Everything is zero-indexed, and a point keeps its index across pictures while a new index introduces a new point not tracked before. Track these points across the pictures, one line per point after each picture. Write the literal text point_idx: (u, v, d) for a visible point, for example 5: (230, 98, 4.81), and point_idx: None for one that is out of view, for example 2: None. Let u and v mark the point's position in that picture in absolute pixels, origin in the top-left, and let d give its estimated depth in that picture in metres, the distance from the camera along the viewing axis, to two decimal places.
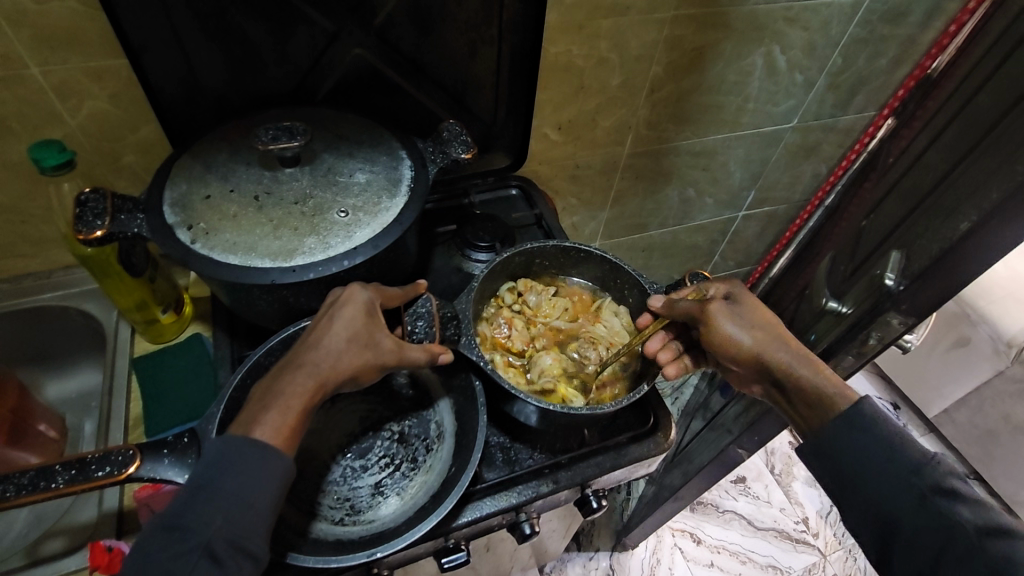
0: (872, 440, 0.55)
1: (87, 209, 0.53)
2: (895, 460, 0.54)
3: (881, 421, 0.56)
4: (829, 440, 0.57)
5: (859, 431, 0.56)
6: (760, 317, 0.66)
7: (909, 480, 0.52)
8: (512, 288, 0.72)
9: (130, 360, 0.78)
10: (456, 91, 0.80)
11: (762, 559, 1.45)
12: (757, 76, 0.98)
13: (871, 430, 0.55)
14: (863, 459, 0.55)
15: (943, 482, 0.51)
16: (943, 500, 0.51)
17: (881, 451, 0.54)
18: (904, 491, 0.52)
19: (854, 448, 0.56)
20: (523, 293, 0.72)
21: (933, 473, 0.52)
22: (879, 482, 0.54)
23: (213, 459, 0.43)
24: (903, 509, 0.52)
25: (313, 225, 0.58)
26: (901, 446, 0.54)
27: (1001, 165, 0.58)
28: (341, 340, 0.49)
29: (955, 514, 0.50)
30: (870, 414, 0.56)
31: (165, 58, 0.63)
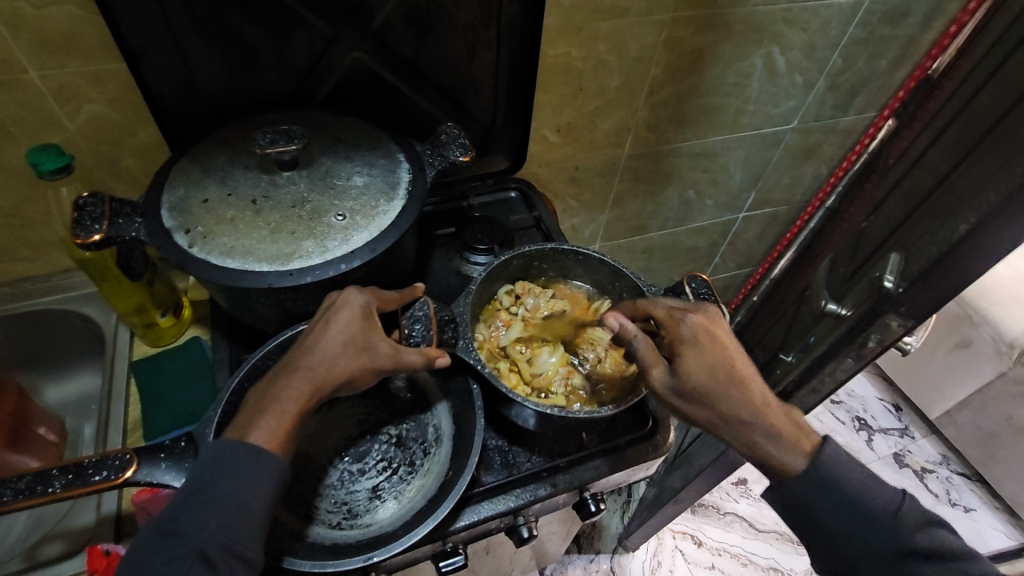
0: (832, 503, 0.57)
1: (85, 214, 0.53)
2: (862, 526, 0.56)
3: (836, 482, 0.57)
4: (792, 504, 0.59)
5: (830, 492, 0.57)
6: (709, 381, 0.59)
7: (875, 544, 0.56)
8: (507, 295, 0.72)
9: (129, 363, 0.78)
10: (454, 94, 0.80)
11: (763, 561, 1.45)
12: (757, 78, 0.98)
13: (829, 493, 0.57)
14: (829, 524, 0.57)
15: (909, 544, 0.54)
16: (911, 563, 0.54)
17: (843, 515, 0.57)
18: (870, 552, 0.56)
19: (817, 513, 0.58)
20: (521, 296, 0.72)
21: (905, 533, 0.55)
22: (849, 542, 0.57)
23: (209, 463, 0.43)
24: (873, 568, 0.56)
25: (311, 229, 0.58)
26: (863, 507, 0.56)
27: (1000, 166, 0.58)
28: (337, 344, 0.49)
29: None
30: (823, 476, 0.57)
31: (164, 62, 0.63)
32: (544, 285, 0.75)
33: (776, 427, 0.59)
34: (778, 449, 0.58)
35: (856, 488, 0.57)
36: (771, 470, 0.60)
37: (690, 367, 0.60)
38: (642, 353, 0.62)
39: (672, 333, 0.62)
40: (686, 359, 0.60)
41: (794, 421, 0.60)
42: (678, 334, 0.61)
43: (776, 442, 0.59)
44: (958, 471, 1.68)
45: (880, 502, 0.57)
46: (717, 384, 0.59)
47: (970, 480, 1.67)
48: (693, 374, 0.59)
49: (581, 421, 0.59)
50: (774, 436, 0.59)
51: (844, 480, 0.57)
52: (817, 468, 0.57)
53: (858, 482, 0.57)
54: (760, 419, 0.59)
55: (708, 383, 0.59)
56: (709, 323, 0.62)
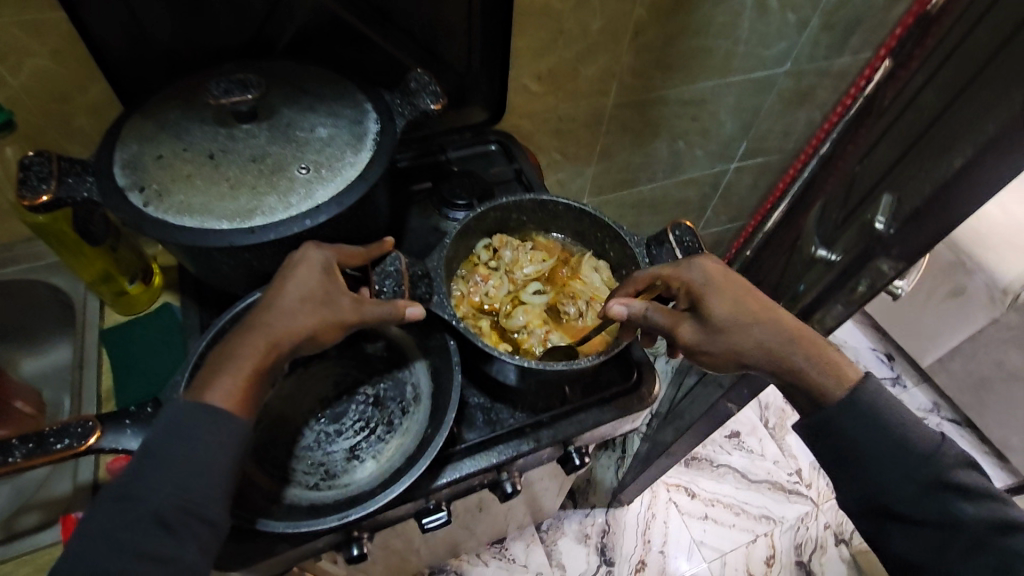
0: (876, 432, 0.53)
1: (31, 173, 0.51)
2: (906, 455, 0.52)
3: (882, 412, 0.53)
4: (827, 434, 0.55)
5: (862, 420, 0.54)
6: (733, 315, 0.57)
7: (915, 476, 0.52)
8: (487, 246, 0.69)
9: (100, 332, 0.76)
10: (425, 40, 0.75)
11: (755, 510, 1.47)
12: (747, 17, 0.93)
13: (876, 422, 0.53)
14: (869, 456, 0.53)
15: (953, 478, 0.51)
16: (953, 497, 0.50)
17: (889, 449, 0.53)
18: (907, 484, 0.52)
19: (857, 443, 0.54)
20: (498, 250, 0.69)
21: (943, 465, 0.51)
22: (886, 475, 0.53)
23: (166, 426, 0.42)
24: (907, 501, 0.52)
25: (273, 183, 0.55)
26: (909, 440, 0.53)
27: (999, 96, 0.55)
28: (295, 299, 0.46)
29: (960, 510, 0.50)
30: (869, 404, 0.54)
31: (106, 8, 0.59)
32: (523, 237, 0.72)
33: (811, 349, 0.56)
34: (821, 372, 0.55)
35: (901, 418, 0.54)
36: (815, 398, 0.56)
37: (716, 306, 0.57)
38: (657, 318, 0.58)
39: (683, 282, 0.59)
40: (709, 301, 0.57)
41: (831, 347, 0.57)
42: (693, 279, 0.59)
43: (815, 365, 0.56)
44: (948, 418, 1.70)
45: (925, 434, 0.53)
46: (744, 319, 0.57)
47: (960, 427, 1.68)
48: (719, 311, 0.57)
49: (561, 373, 0.57)
50: (810, 357, 0.56)
51: (890, 410, 0.54)
52: (860, 395, 0.54)
53: (905, 414, 0.54)
54: (794, 343, 0.56)
55: (738, 318, 0.57)
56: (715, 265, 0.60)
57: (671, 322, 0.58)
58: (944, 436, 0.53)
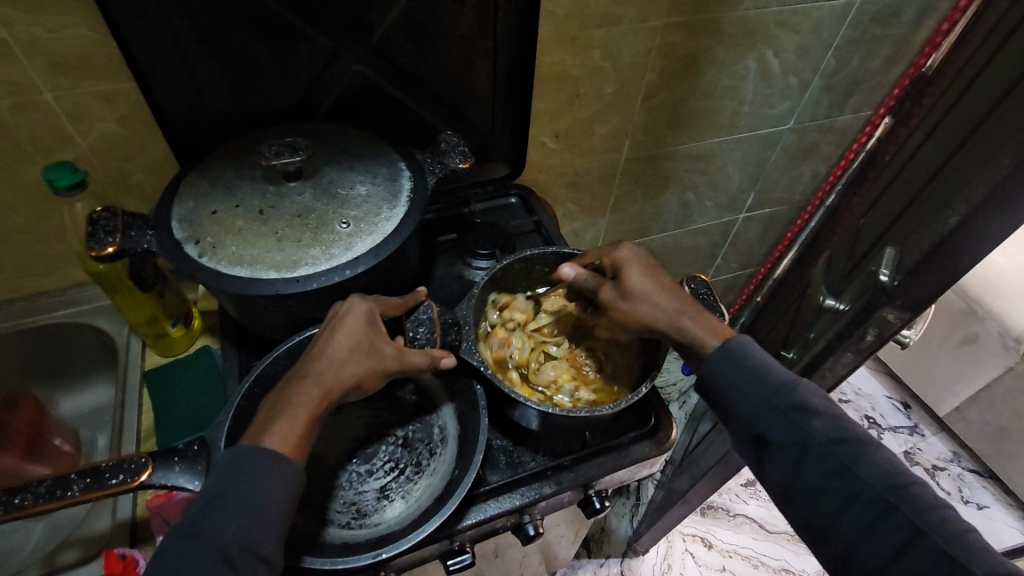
0: (738, 370, 0.57)
1: (99, 227, 0.55)
2: (762, 385, 0.56)
3: (746, 359, 0.58)
4: (703, 378, 0.59)
5: (729, 362, 0.58)
6: (647, 285, 0.63)
7: (772, 400, 0.55)
8: (496, 318, 0.73)
9: (141, 374, 0.80)
10: (454, 104, 0.82)
11: (775, 562, 1.44)
12: (751, 80, 0.99)
13: (738, 361, 0.58)
14: (733, 388, 0.57)
15: (801, 401, 0.55)
16: (800, 416, 0.54)
17: (748, 382, 0.57)
18: (764, 410, 0.55)
19: (722, 379, 0.58)
20: (508, 306, 0.73)
21: (796, 392, 0.55)
22: (749, 405, 0.56)
23: (227, 468, 0.45)
24: (766, 423, 0.55)
25: (317, 236, 0.60)
26: (767, 375, 0.56)
27: (988, 158, 0.59)
28: (343, 349, 0.51)
29: (808, 428, 0.53)
30: (736, 352, 0.58)
31: (172, 79, 0.66)
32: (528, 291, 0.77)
33: (699, 315, 0.61)
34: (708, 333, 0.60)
35: (762, 359, 0.58)
36: (694, 355, 0.61)
37: (633, 282, 0.63)
38: (588, 282, 0.66)
39: (609, 257, 0.65)
40: (623, 272, 0.64)
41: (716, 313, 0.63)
42: (614, 257, 0.64)
43: (700, 325, 0.61)
44: (969, 468, 1.68)
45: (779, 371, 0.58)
46: (649, 291, 0.62)
47: (981, 477, 1.66)
48: (632, 284, 0.63)
49: (583, 419, 0.60)
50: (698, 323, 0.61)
51: (754, 357, 0.58)
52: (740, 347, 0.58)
53: (766, 355, 0.58)
54: (689, 308, 0.61)
55: (645, 290, 0.62)
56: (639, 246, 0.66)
57: (594, 287, 0.66)
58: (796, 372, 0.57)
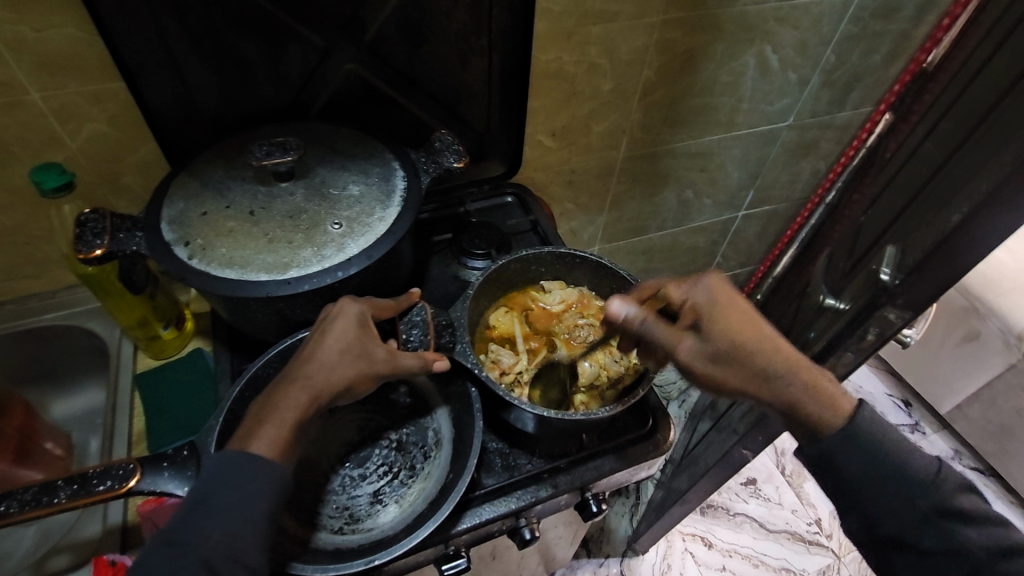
0: (875, 469, 0.54)
1: (87, 229, 0.54)
2: (905, 487, 0.54)
3: (877, 447, 0.55)
4: (827, 471, 0.56)
5: (861, 459, 0.55)
6: (739, 341, 0.58)
7: (917, 504, 0.53)
8: (506, 382, 0.67)
9: (133, 376, 0.80)
10: (448, 102, 0.81)
11: (775, 561, 1.43)
12: (750, 76, 0.98)
13: (874, 460, 0.54)
14: (866, 488, 0.55)
15: (952, 504, 0.53)
16: (956, 525, 0.52)
17: (882, 480, 0.54)
18: (908, 513, 0.54)
19: (852, 476, 0.55)
20: (501, 364, 0.68)
21: (943, 493, 0.53)
22: (892, 507, 0.54)
23: (214, 474, 0.45)
24: (911, 529, 0.54)
25: (309, 237, 0.59)
26: (907, 472, 0.54)
27: (990, 155, 0.58)
28: (334, 352, 0.50)
29: (965, 537, 0.52)
30: (865, 438, 0.55)
31: (161, 78, 0.65)
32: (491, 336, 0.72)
33: (806, 376, 0.58)
34: (818, 404, 0.56)
35: (898, 450, 0.55)
36: (808, 426, 0.57)
37: (721, 332, 0.59)
38: (662, 330, 0.59)
39: (689, 301, 0.61)
40: (714, 323, 0.59)
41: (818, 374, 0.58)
42: (696, 304, 0.60)
43: (811, 394, 0.57)
44: (971, 466, 1.67)
45: (919, 463, 0.55)
46: (745, 340, 0.58)
47: (983, 475, 1.65)
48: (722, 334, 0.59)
49: (580, 422, 0.59)
50: (804, 390, 0.57)
51: (884, 446, 0.55)
52: (857, 424, 0.55)
53: (900, 442, 0.55)
54: (791, 370, 0.58)
55: (739, 344, 0.58)
56: (726, 289, 0.61)
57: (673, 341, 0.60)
58: (937, 463, 0.55)
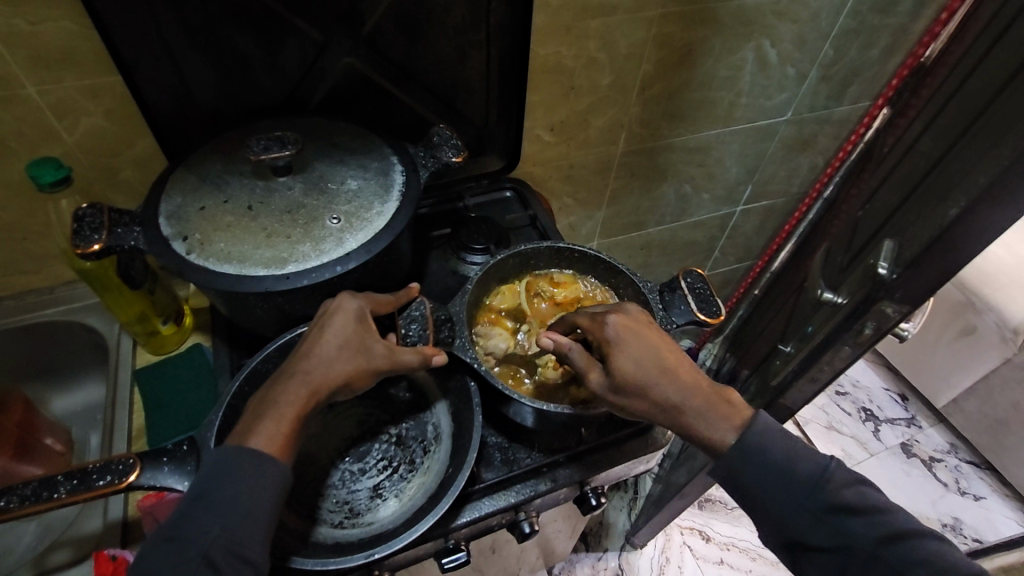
0: (763, 470, 0.56)
1: (84, 224, 0.54)
2: (792, 487, 0.55)
3: (762, 451, 0.56)
4: (727, 477, 0.57)
5: (750, 462, 0.56)
6: (646, 372, 0.55)
7: (804, 502, 0.54)
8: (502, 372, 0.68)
9: (132, 371, 0.80)
10: (447, 96, 0.81)
11: (773, 555, 1.44)
12: (749, 70, 0.98)
13: (760, 461, 0.56)
14: (757, 488, 0.56)
15: (837, 500, 0.54)
16: (842, 521, 0.53)
17: (769, 480, 0.55)
18: (799, 512, 0.55)
19: (746, 478, 0.56)
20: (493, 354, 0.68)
21: (828, 490, 0.54)
22: (783, 508, 0.55)
23: (214, 469, 0.45)
24: (804, 527, 0.54)
25: (308, 232, 0.59)
26: (794, 471, 0.55)
27: (988, 150, 0.58)
28: (333, 347, 0.50)
29: (853, 531, 0.53)
30: (753, 444, 0.56)
31: (158, 72, 0.64)
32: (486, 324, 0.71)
33: (707, 401, 0.57)
34: (713, 427, 0.56)
35: (783, 452, 0.56)
36: (702, 443, 0.57)
37: (629, 364, 0.55)
38: (576, 359, 0.58)
39: (600, 334, 0.58)
40: (619, 358, 0.56)
41: (719, 397, 0.58)
42: (607, 336, 0.57)
43: (710, 418, 0.57)
44: (966, 460, 1.68)
45: (805, 462, 0.56)
46: (650, 372, 0.55)
47: (978, 468, 1.66)
48: (629, 369, 0.55)
49: (580, 416, 0.59)
50: (704, 414, 0.57)
51: (768, 448, 0.56)
52: (747, 437, 0.56)
53: (785, 443, 0.57)
54: (693, 395, 0.57)
55: (645, 375, 0.55)
56: (634, 321, 0.58)
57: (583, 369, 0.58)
58: (827, 462, 0.56)
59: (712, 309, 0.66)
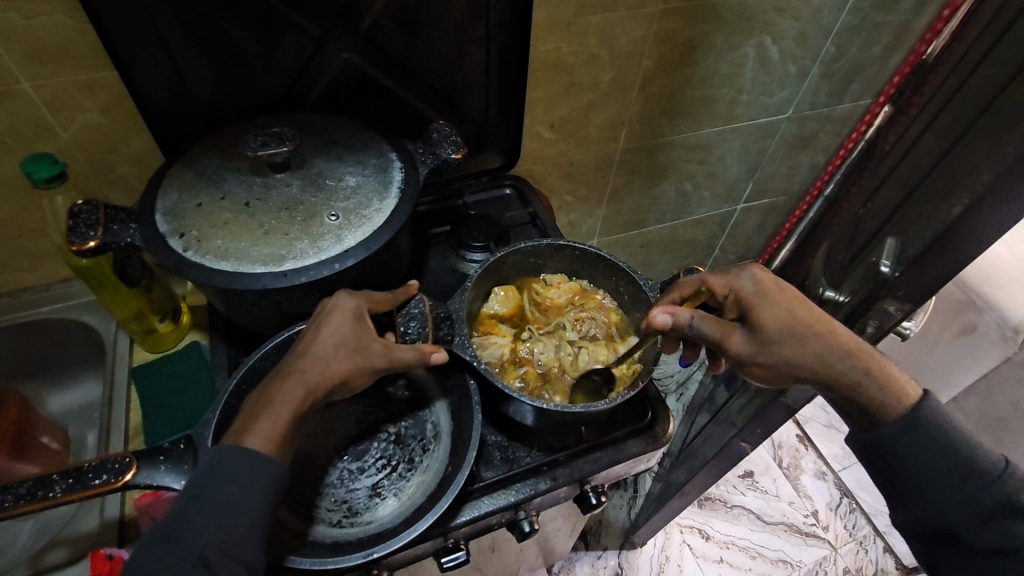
0: (935, 457, 0.54)
1: (80, 221, 0.53)
2: (966, 479, 0.53)
3: (937, 434, 0.54)
4: (886, 456, 0.56)
5: (921, 444, 0.54)
6: (794, 324, 0.58)
7: (979, 497, 0.52)
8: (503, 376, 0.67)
9: (130, 369, 0.79)
10: (446, 92, 0.80)
11: (772, 553, 1.44)
12: (749, 67, 0.97)
13: (932, 449, 0.54)
14: (917, 473, 0.54)
15: (1011, 500, 0.51)
16: (1013, 522, 0.50)
17: (944, 468, 0.53)
18: (966, 507, 0.52)
19: (910, 461, 0.54)
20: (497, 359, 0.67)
21: (1004, 487, 0.51)
22: (953, 501, 0.53)
23: (210, 468, 0.44)
24: (973, 523, 0.52)
25: (306, 229, 0.58)
26: (966, 461, 0.53)
27: (992, 146, 0.58)
28: (329, 346, 0.50)
29: (1021, 534, 0.50)
30: (926, 429, 0.54)
31: (154, 67, 0.64)
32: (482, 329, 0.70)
33: (863, 355, 0.58)
34: (880, 389, 0.56)
35: (961, 441, 0.54)
36: (868, 410, 0.57)
37: (773, 317, 0.58)
38: (710, 327, 0.59)
39: (738, 295, 0.60)
40: (765, 312, 0.59)
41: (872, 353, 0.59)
42: (747, 293, 0.60)
43: (873, 377, 0.56)
44: None
45: (982, 457, 0.53)
46: (803, 326, 0.58)
47: None
48: (774, 321, 0.58)
49: (580, 415, 0.59)
50: (866, 371, 0.57)
51: (944, 433, 0.54)
52: (919, 414, 0.54)
53: (962, 435, 0.54)
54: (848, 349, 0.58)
55: (795, 327, 0.58)
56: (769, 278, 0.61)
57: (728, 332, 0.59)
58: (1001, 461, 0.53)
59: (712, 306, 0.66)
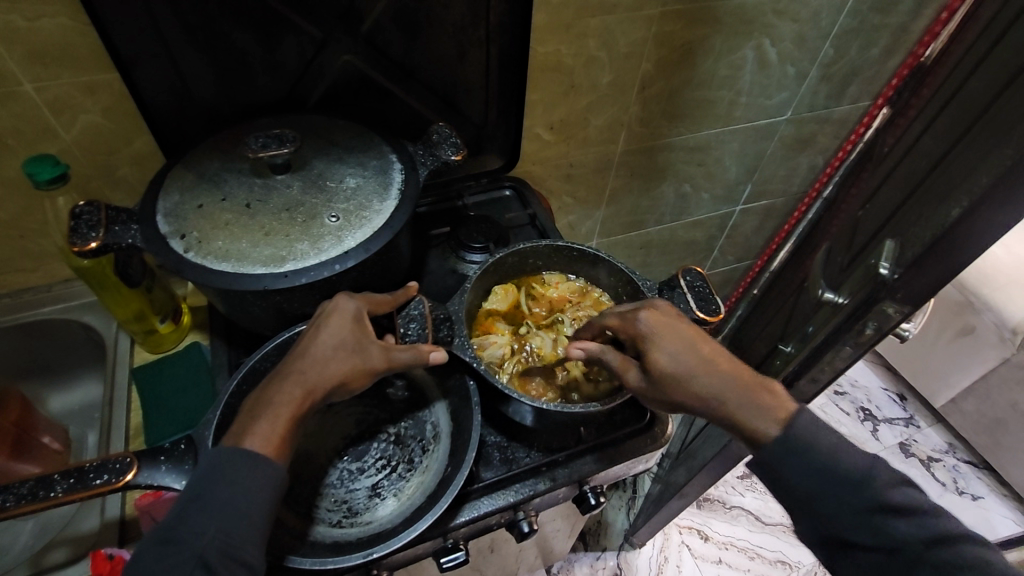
0: (809, 467, 0.53)
1: (81, 222, 0.54)
2: (842, 484, 0.52)
3: (809, 445, 0.54)
4: (768, 469, 0.55)
5: (796, 455, 0.54)
6: (682, 363, 0.57)
7: (853, 500, 0.52)
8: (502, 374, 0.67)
9: (130, 369, 0.79)
10: (446, 93, 0.80)
11: (771, 554, 1.44)
12: (748, 70, 0.98)
13: (802, 460, 0.53)
14: (797, 483, 0.54)
15: (886, 500, 0.51)
16: (889, 521, 0.51)
17: (814, 475, 0.53)
18: (847, 512, 0.52)
19: (791, 473, 0.54)
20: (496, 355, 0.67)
21: (877, 488, 0.52)
22: (825, 504, 0.53)
23: (211, 469, 0.45)
24: (851, 526, 0.52)
25: (306, 230, 0.59)
26: (838, 467, 0.53)
27: (990, 148, 0.58)
28: (328, 347, 0.50)
29: (900, 533, 0.51)
30: (799, 440, 0.54)
31: (156, 69, 0.64)
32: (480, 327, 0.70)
33: (750, 389, 0.57)
34: (754, 417, 0.55)
35: (833, 449, 0.53)
36: (748, 437, 0.56)
37: (662, 356, 0.57)
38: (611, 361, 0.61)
39: (632, 332, 0.60)
40: (656, 351, 0.57)
41: (764, 387, 0.57)
42: (641, 331, 0.59)
43: (755, 409, 0.56)
44: (965, 459, 1.68)
45: (851, 457, 0.54)
46: (689, 365, 0.57)
47: (977, 468, 1.66)
48: (664, 361, 0.57)
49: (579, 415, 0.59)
50: (749, 405, 0.56)
51: (819, 439, 0.54)
52: (794, 429, 0.54)
53: (834, 440, 0.54)
54: (735, 385, 0.57)
55: (681, 366, 0.56)
56: (663, 315, 0.59)
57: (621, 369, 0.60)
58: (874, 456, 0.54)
59: (712, 306, 0.65)
